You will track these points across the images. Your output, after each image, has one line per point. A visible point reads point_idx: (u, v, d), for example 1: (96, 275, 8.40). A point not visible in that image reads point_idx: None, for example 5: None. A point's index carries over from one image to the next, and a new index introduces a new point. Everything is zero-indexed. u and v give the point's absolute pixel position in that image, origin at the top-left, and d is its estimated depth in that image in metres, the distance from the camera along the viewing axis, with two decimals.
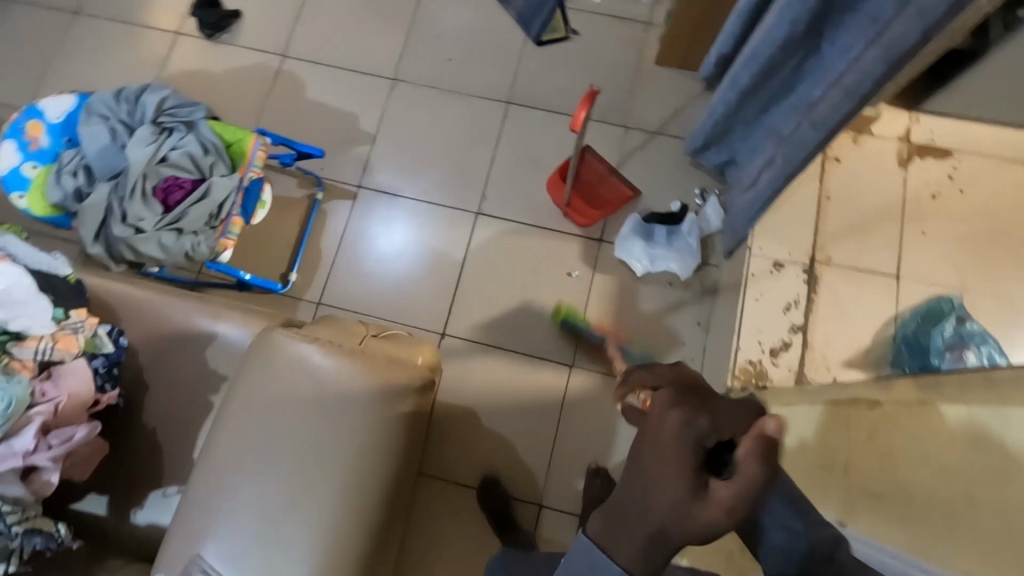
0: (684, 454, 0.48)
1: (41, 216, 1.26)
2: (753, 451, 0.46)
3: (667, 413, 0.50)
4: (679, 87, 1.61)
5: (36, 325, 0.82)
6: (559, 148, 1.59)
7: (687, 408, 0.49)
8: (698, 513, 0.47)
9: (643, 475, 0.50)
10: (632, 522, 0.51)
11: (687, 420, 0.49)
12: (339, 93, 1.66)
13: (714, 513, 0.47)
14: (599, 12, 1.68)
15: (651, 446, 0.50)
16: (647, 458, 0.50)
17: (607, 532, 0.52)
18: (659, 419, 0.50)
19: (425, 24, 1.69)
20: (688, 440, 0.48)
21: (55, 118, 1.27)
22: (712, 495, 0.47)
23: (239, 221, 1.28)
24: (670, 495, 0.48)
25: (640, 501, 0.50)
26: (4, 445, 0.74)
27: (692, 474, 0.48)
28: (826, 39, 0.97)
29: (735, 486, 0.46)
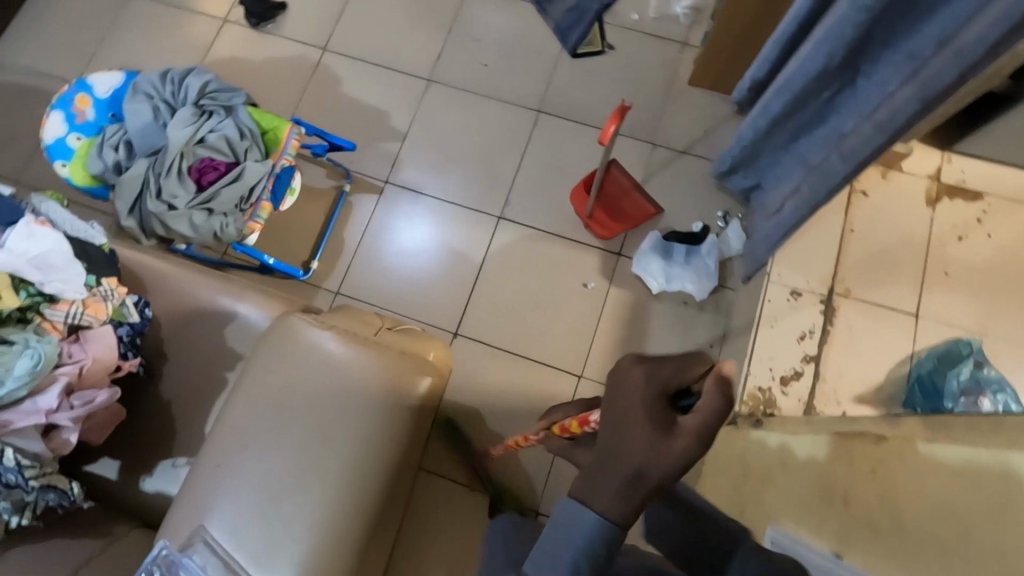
0: (650, 401, 0.58)
1: (80, 186, 1.30)
2: (712, 389, 0.56)
3: (632, 370, 0.60)
4: (711, 108, 1.61)
5: (70, 290, 0.84)
6: (586, 160, 1.60)
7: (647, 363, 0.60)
8: (668, 449, 0.57)
9: (616, 426, 0.60)
10: (608, 472, 0.59)
11: (650, 374, 0.59)
12: (374, 89, 1.69)
13: (686, 443, 0.57)
14: (636, 29, 1.69)
15: (624, 400, 0.59)
16: (618, 412, 0.60)
17: (588, 484, 0.60)
18: (627, 376, 0.60)
19: (464, 29, 1.73)
20: (652, 389, 0.58)
21: (103, 93, 1.32)
22: (682, 427, 0.57)
23: (267, 206, 1.32)
24: (641, 440, 0.58)
25: (617, 449, 0.59)
26: (30, 401, 0.77)
27: (658, 418, 0.58)
28: (863, 73, 0.97)
29: (699, 416, 0.56)
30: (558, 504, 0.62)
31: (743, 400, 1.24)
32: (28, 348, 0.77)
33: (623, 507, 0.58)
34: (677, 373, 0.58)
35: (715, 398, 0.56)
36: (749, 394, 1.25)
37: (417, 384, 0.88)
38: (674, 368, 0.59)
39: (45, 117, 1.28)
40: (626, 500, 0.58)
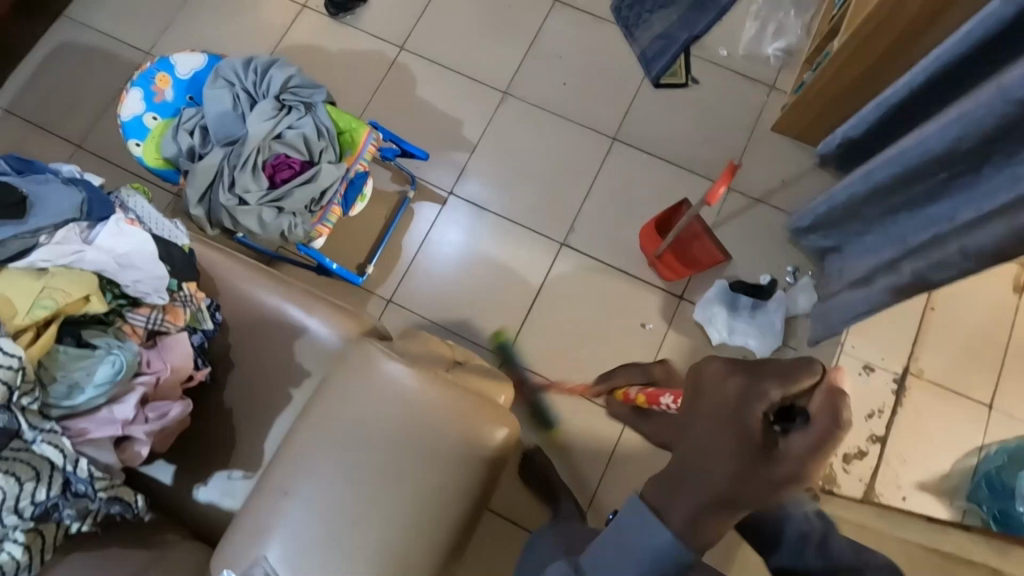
0: (741, 417, 0.57)
1: (151, 166, 1.27)
2: (821, 405, 0.52)
3: (729, 382, 0.59)
4: (792, 158, 1.56)
5: (152, 294, 0.81)
6: (656, 196, 1.56)
7: (741, 376, 0.58)
8: (756, 470, 0.55)
9: (702, 436, 0.59)
10: (693, 485, 0.60)
11: (748, 388, 0.57)
12: (448, 95, 1.65)
13: (789, 466, 0.53)
14: (724, 66, 1.64)
15: (717, 411, 0.59)
16: (708, 423, 0.60)
17: (668, 496, 0.62)
18: (724, 389, 0.59)
19: (546, 44, 1.68)
20: (744, 405, 0.56)
21: (184, 74, 1.28)
22: (785, 449, 0.54)
23: (337, 210, 1.29)
24: (728, 455, 0.57)
25: (704, 457, 0.60)
26: (106, 410, 0.75)
27: (750, 437, 0.56)
28: (992, 162, 0.92)
29: (806, 437, 0.52)
30: (629, 506, 0.65)
31: None
32: (110, 355, 0.75)
33: (701, 520, 0.60)
34: (776, 395, 0.55)
35: (823, 419, 0.52)
36: None
37: (495, 432, 0.85)
38: (777, 383, 0.55)
39: (125, 93, 1.25)
40: (703, 517, 0.60)
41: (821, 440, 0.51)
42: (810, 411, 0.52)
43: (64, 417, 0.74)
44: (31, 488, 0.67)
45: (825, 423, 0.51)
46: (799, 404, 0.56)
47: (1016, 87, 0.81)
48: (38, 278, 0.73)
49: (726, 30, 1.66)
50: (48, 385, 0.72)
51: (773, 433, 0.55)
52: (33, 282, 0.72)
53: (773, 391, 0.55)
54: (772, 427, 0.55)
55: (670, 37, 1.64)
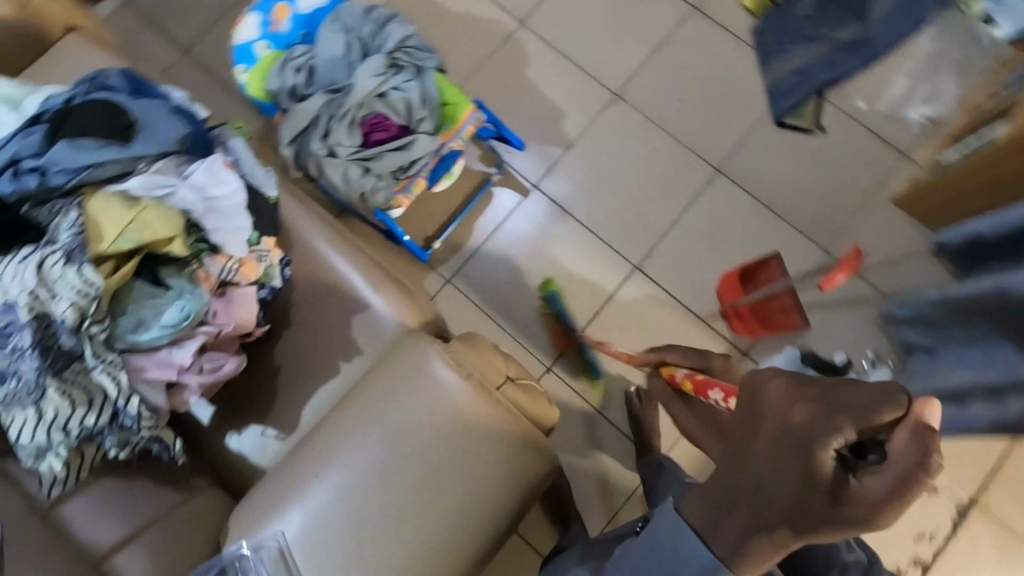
0: (812, 444, 0.53)
1: (252, 95, 1.25)
2: (902, 440, 0.48)
3: (797, 411, 0.56)
4: (904, 237, 1.44)
5: (233, 244, 0.79)
6: (747, 241, 1.47)
7: (815, 407, 0.55)
8: (823, 506, 0.52)
9: (766, 466, 0.56)
10: (737, 512, 0.59)
11: (817, 427, 0.53)
12: (558, 84, 1.57)
13: (857, 508, 0.50)
14: (856, 120, 1.51)
15: (769, 438, 0.57)
16: (758, 454, 0.58)
17: (711, 518, 0.62)
18: (784, 414, 0.57)
19: (673, 52, 1.57)
20: (820, 433, 0.53)
21: (304, 9, 1.26)
22: (859, 491, 0.50)
23: (421, 184, 1.25)
24: (789, 485, 0.54)
25: (756, 491, 0.57)
26: (166, 352, 0.74)
27: (820, 472, 0.52)
28: None
29: (882, 476, 0.48)
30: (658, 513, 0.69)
31: None
32: (180, 300, 0.74)
33: (748, 549, 0.59)
34: (849, 423, 0.51)
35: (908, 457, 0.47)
36: None
37: (537, 471, 0.85)
38: (850, 416, 0.52)
39: (243, 17, 1.24)
40: (754, 536, 0.58)
41: (898, 480, 0.47)
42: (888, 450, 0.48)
43: (125, 351, 0.73)
44: (81, 414, 0.69)
45: (905, 459, 0.47)
46: (871, 437, 0.51)
47: None
48: (130, 206, 0.71)
49: (871, 81, 1.52)
50: (118, 317, 0.72)
51: (842, 470, 0.51)
52: (124, 211, 0.70)
53: (851, 422, 0.51)
54: (842, 462, 0.51)
55: None
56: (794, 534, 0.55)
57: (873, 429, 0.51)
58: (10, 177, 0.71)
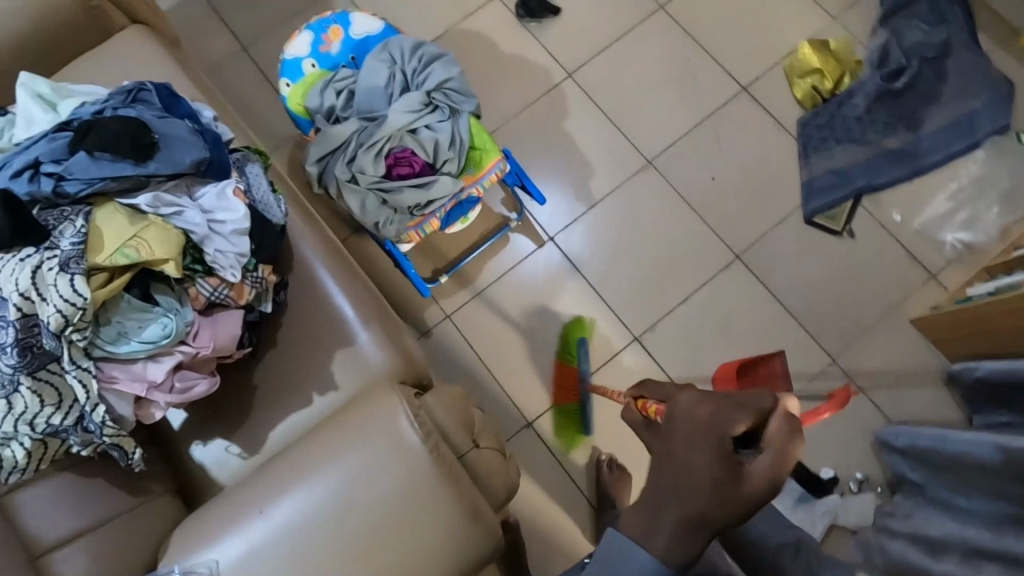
0: (726, 435, 0.60)
1: (290, 109, 1.29)
2: (780, 426, 0.61)
3: (698, 410, 0.63)
4: (918, 361, 1.39)
5: (227, 268, 0.80)
6: (753, 333, 1.44)
7: (708, 400, 0.63)
8: (731, 490, 0.59)
9: (687, 466, 0.60)
10: (665, 513, 0.61)
11: (718, 416, 0.62)
12: (594, 141, 1.58)
13: (754, 485, 0.59)
14: (889, 231, 1.47)
15: (686, 435, 0.62)
16: (675, 454, 0.62)
17: (646, 528, 0.62)
18: (689, 413, 0.63)
19: (714, 129, 1.56)
20: (731, 424, 0.61)
21: (356, 35, 1.30)
22: (755, 470, 0.60)
23: (435, 223, 1.25)
24: (706, 472, 0.60)
25: (677, 488, 0.61)
26: (140, 367, 0.76)
27: (725, 453, 0.60)
28: None
29: (769, 458, 0.60)
30: (604, 538, 0.65)
31: None
32: (164, 317, 0.76)
33: (683, 546, 0.61)
34: (744, 414, 0.61)
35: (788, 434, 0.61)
36: None
37: (482, 544, 0.84)
38: (740, 410, 0.61)
39: (298, 34, 1.29)
40: (681, 537, 0.61)
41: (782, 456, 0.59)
42: (768, 436, 0.60)
43: (102, 359, 0.75)
44: (49, 412, 0.72)
45: (784, 443, 0.60)
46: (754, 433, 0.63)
47: None
48: (133, 223, 0.74)
49: (911, 195, 1.48)
50: (100, 326, 0.74)
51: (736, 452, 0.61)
52: (127, 227, 0.74)
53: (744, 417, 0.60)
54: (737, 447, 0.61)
55: (845, 179, 1.48)
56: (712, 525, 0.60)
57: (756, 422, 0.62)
58: (28, 178, 0.75)
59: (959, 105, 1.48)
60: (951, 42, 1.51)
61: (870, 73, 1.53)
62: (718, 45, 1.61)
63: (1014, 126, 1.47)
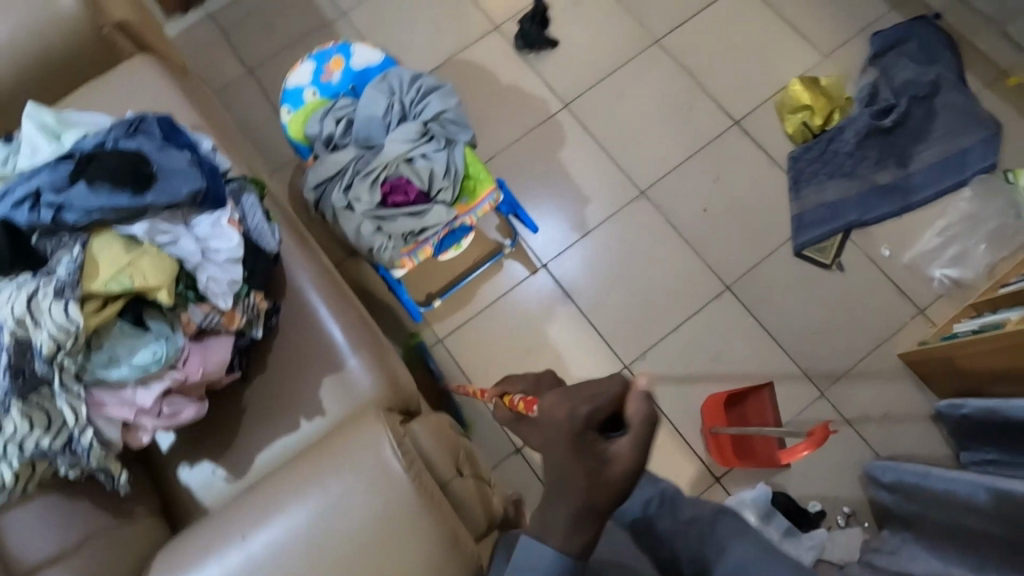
0: (586, 426, 0.63)
1: (290, 136, 1.33)
2: (637, 405, 0.63)
3: (557, 407, 0.64)
4: (907, 397, 1.40)
5: (220, 295, 0.82)
6: (743, 365, 1.45)
7: (563, 395, 0.65)
8: (606, 477, 0.61)
9: (555, 465, 0.62)
10: (557, 510, 0.62)
11: (574, 412, 0.63)
12: (588, 170, 1.61)
13: (623, 466, 0.61)
14: (879, 266, 1.48)
15: (550, 433, 0.63)
16: (548, 453, 0.63)
17: (543, 524, 0.63)
18: (550, 410, 0.64)
19: (706, 162, 1.59)
20: (589, 416, 0.63)
21: (356, 66, 1.34)
22: (620, 453, 0.61)
23: (428, 250, 1.28)
24: (576, 466, 0.61)
25: (559, 486, 0.62)
26: (129, 392, 0.78)
27: (589, 443, 0.62)
28: None
29: (631, 437, 0.61)
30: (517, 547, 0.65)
31: None
32: (155, 343, 0.78)
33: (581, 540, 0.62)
34: (597, 403, 0.63)
35: (645, 409, 0.62)
36: None
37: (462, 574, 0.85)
38: (588, 399, 0.63)
39: (300, 64, 1.33)
40: (576, 527, 0.62)
41: (641, 433, 0.61)
42: (629, 420, 0.62)
43: (91, 384, 0.77)
44: (38, 435, 0.74)
45: (641, 420, 0.62)
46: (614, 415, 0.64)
47: None
48: (130, 251, 0.77)
49: (900, 230, 1.50)
50: (93, 351, 0.76)
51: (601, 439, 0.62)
52: (123, 255, 0.76)
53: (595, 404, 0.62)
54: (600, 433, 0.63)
55: (834, 214, 1.50)
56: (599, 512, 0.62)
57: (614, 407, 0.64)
58: (28, 208, 0.77)
59: (947, 144, 1.51)
60: (940, 82, 1.54)
61: (860, 110, 1.56)
62: (712, 79, 1.65)
63: (1002, 165, 1.49)
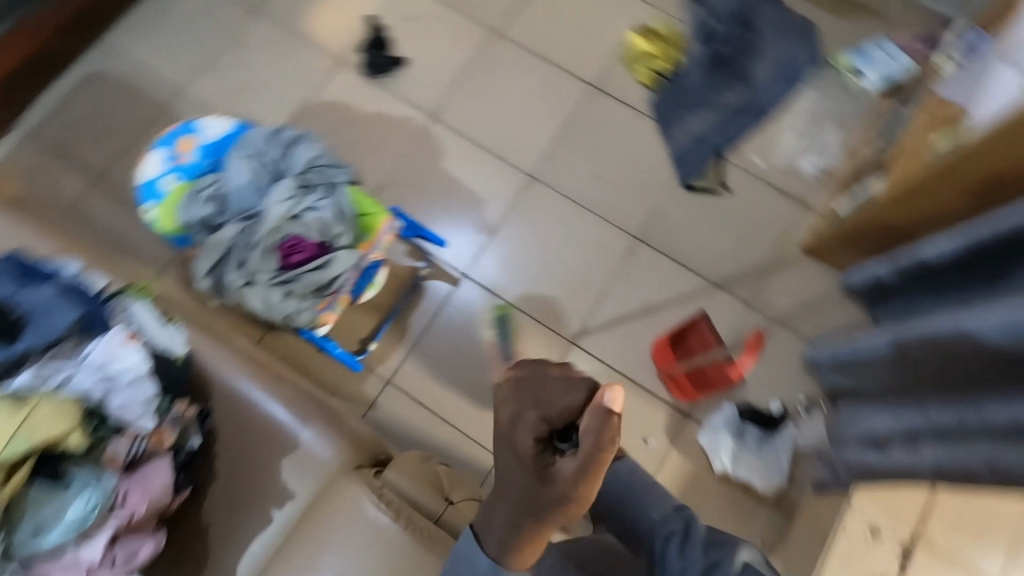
0: (534, 444, 0.69)
1: (161, 231, 1.24)
2: (593, 427, 0.67)
3: (507, 407, 0.70)
4: (819, 283, 1.52)
5: (140, 417, 0.78)
6: (676, 304, 1.52)
7: (516, 397, 0.71)
8: (540, 499, 0.68)
9: (500, 464, 0.70)
10: (498, 519, 0.72)
11: (520, 425, 0.69)
12: (473, 172, 1.62)
13: (558, 489, 0.67)
14: (758, 176, 1.61)
15: (501, 444, 0.70)
16: (498, 465, 0.71)
17: (484, 527, 0.75)
18: (502, 415, 0.71)
19: (579, 130, 1.65)
20: (537, 427, 0.69)
21: (209, 139, 1.27)
22: (559, 473, 0.67)
23: (345, 298, 1.26)
24: (518, 480, 0.69)
25: (502, 495, 0.71)
26: (72, 552, 0.71)
27: (528, 461, 0.68)
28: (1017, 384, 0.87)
29: (575, 463, 0.67)
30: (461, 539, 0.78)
31: None
32: (85, 492, 0.72)
33: (510, 544, 0.72)
34: (548, 412, 0.69)
35: (599, 432, 0.67)
36: None
37: None
38: (540, 407, 0.69)
39: (147, 155, 1.24)
40: (511, 540, 0.72)
41: (588, 454, 0.66)
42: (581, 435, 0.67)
43: (28, 559, 0.70)
44: None
45: (590, 439, 0.66)
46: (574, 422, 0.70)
47: None
48: (21, 409, 0.71)
49: (764, 139, 1.63)
50: (16, 525, 0.70)
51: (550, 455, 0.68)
52: (14, 415, 0.70)
53: (545, 412, 0.69)
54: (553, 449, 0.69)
55: (706, 142, 1.61)
56: (535, 527, 0.70)
57: (570, 416, 0.70)
58: None
59: (777, 53, 1.65)
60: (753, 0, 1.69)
61: (696, 45, 1.68)
62: (560, 54, 1.71)
63: (826, 58, 1.66)
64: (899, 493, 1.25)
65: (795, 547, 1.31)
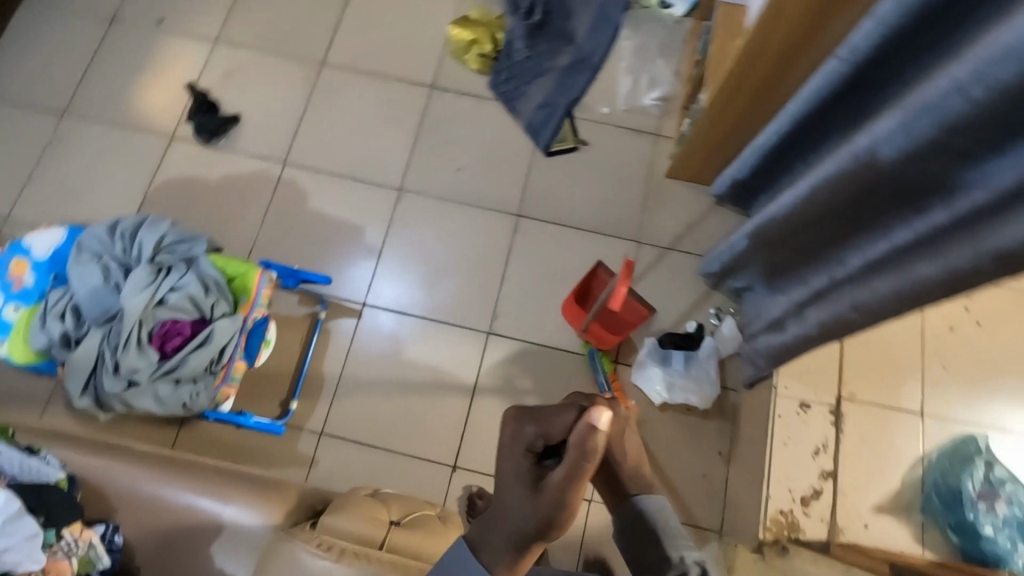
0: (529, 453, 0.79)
1: (21, 362, 1.18)
2: (580, 437, 0.72)
3: (509, 427, 0.82)
4: (692, 201, 1.60)
5: (24, 559, 0.78)
6: (573, 264, 1.56)
7: (522, 422, 0.81)
8: (537, 505, 0.74)
9: (502, 481, 0.78)
10: (495, 532, 0.76)
11: (520, 439, 0.80)
12: (340, 203, 1.60)
13: (549, 494, 0.73)
14: (608, 123, 1.68)
15: (504, 458, 0.80)
16: (501, 480, 0.79)
17: (480, 537, 0.78)
18: (506, 435, 0.82)
19: (432, 131, 1.67)
20: (533, 439, 0.79)
21: (42, 255, 1.19)
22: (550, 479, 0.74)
23: (241, 364, 1.21)
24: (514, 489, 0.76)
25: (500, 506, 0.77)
26: None
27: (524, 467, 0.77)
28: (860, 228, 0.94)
29: (563, 471, 0.72)
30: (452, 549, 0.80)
31: (767, 528, 1.21)
32: None
33: (505, 553, 0.75)
34: (541, 429, 0.80)
35: (581, 444, 0.72)
36: (771, 517, 1.22)
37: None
38: (536, 425, 0.80)
39: None
40: (508, 549, 0.75)
41: (571, 465, 0.71)
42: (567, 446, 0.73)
43: None
44: None
45: (574, 450, 0.72)
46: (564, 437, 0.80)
47: (867, 155, 0.84)
48: None
49: (603, 88, 1.70)
50: None
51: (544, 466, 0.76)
52: None
53: (538, 425, 0.80)
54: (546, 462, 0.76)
55: (551, 107, 1.66)
56: (528, 537, 0.74)
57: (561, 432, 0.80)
58: None
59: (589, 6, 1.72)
60: None
61: (511, 19, 1.70)
62: (390, 66, 1.72)
63: None
64: (805, 356, 1.29)
65: (746, 445, 1.37)
